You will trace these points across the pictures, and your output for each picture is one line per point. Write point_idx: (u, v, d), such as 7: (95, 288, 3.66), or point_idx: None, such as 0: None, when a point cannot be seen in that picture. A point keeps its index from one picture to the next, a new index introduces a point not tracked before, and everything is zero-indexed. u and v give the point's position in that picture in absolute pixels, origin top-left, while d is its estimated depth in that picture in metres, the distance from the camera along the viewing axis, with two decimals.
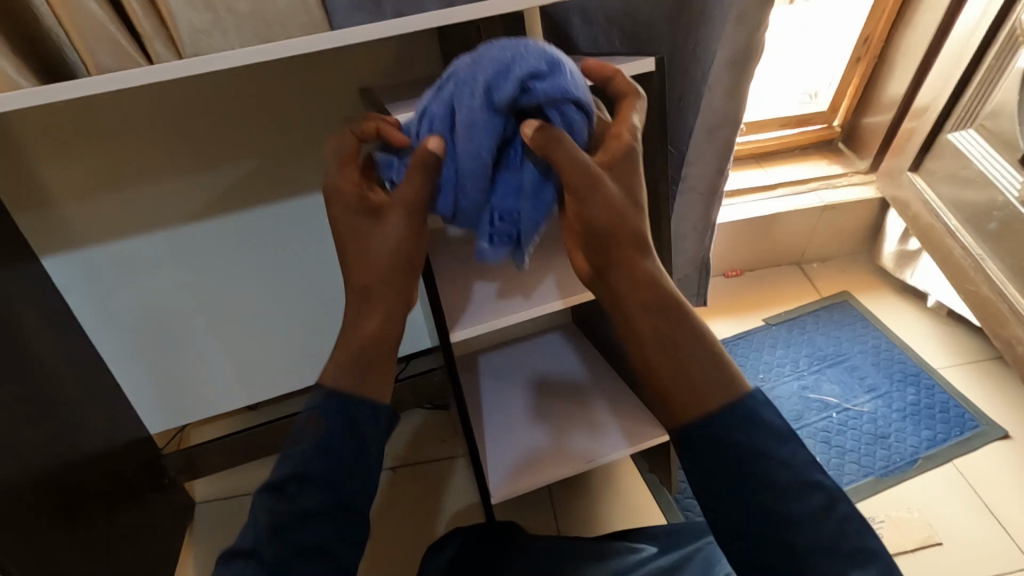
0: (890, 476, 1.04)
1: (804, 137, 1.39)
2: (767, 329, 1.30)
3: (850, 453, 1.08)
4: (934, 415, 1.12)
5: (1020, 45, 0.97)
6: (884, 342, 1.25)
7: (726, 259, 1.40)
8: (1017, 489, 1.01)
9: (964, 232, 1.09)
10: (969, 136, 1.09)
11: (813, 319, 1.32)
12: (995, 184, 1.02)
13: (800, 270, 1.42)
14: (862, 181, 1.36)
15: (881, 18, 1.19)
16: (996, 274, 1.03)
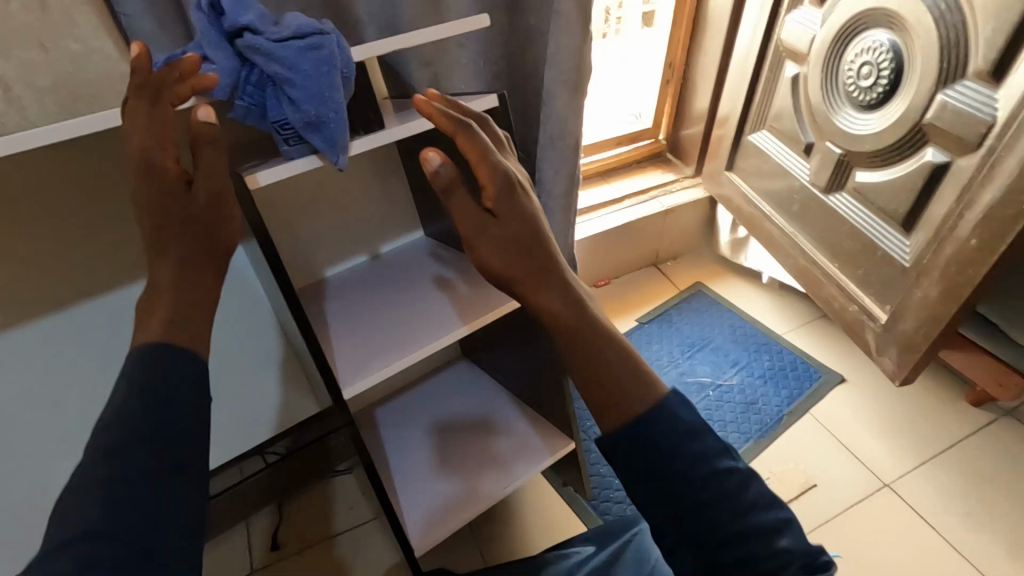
0: (765, 436, 1.18)
1: (637, 152, 1.56)
2: (640, 329, 1.42)
3: (730, 423, 1.20)
4: (788, 375, 1.29)
5: (784, 59, 1.18)
6: (737, 321, 1.42)
7: (594, 272, 1.50)
8: (858, 422, 1.20)
9: (777, 215, 1.29)
10: (765, 136, 1.28)
11: (677, 311, 1.46)
12: (792, 173, 1.21)
13: (658, 270, 1.57)
14: (692, 184, 1.54)
15: (678, 45, 1.38)
16: (808, 246, 1.23)
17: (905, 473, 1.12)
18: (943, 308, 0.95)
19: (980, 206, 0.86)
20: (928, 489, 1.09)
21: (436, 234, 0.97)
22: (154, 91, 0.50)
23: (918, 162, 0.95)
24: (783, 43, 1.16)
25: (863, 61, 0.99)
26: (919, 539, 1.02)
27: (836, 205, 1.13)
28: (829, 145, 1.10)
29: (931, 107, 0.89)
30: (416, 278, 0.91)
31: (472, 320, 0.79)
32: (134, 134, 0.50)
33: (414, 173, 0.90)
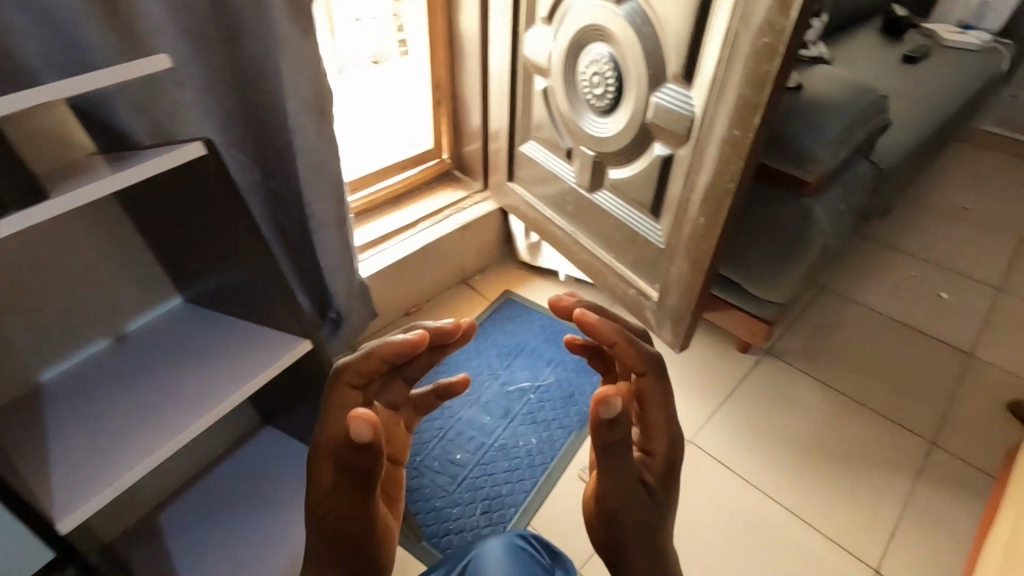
0: (585, 426, 1.20)
1: (425, 173, 1.53)
2: (456, 347, 1.37)
3: (554, 421, 1.21)
4: None
5: (532, 75, 1.22)
6: (545, 319, 1.44)
7: (395, 304, 1.41)
8: (685, 395, 1.27)
9: (557, 218, 1.32)
10: (532, 145, 1.32)
11: (490, 323, 1.44)
12: (561, 177, 1.25)
13: (467, 286, 1.55)
14: (483, 198, 1.55)
15: (440, 67, 1.41)
16: (588, 242, 1.24)
17: (760, 464, 1.16)
18: (694, 280, 0.99)
19: (702, 199, 0.91)
20: (773, 464, 1.16)
21: (192, 301, 0.86)
22: (343, 378, 0.50)
23: (651, 154, 0.99)
24: (529, 61, 1.19)
25: (592, 72, 1.03)
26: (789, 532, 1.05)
27: (601, 202, 1.16)
28: (582, 149, 1.15)
29: (649, 108, 0.95)
30: (137, 356, 0.78)
31: (278, 356, 0.75)
32: (337, 418, 0.49)
33: (153, 234, 0.79)
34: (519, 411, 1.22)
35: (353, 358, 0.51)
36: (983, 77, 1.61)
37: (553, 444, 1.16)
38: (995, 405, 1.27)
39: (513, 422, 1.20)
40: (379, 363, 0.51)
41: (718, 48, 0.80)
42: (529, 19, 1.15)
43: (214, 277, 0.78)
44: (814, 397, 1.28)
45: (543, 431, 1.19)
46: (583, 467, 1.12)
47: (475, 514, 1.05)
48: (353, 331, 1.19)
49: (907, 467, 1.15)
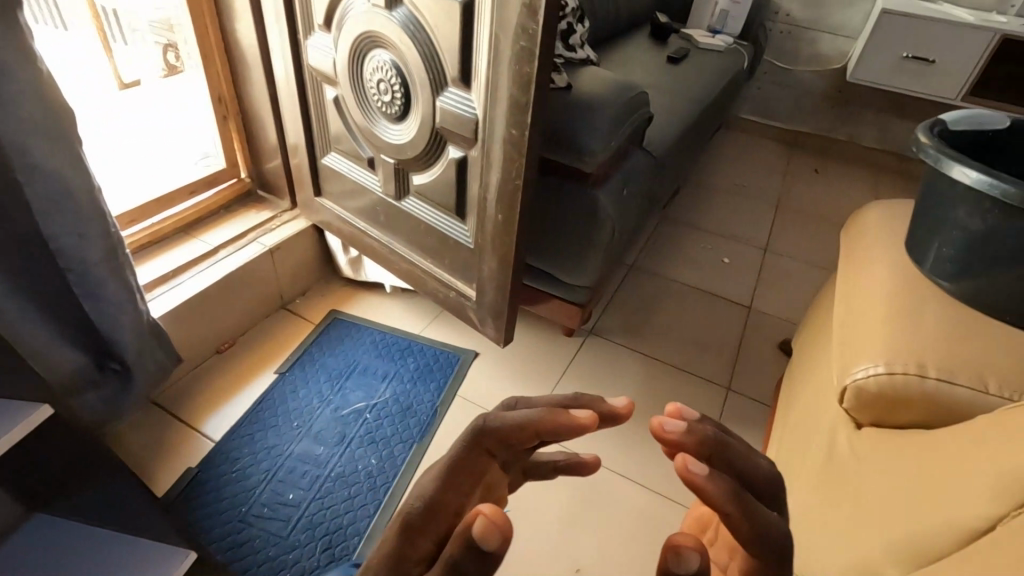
0: (426, 435, 1.18)
1: (220, 196, 1.40)
2: (281, 379, 1.27)
3: (393, 437, 1.17)
4: (432, 369, 1.33)
5: (321, 84, 1.16)
6: (376, 334, 1.40)
7: (202, 343, 1.27)
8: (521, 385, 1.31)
9: (372, 229, 1.29)
10: (334, 157, 1.27)
11: (317, 346, 1.36)
12: (368, 187, 1.22)
13: (288, 312, 1.44)
14: (292, 216, 1.45)
15: (220, 80, 1.29)
16: (404, 250, 1.23)
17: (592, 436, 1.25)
18: (503, 275, 1.03)
19: (496, 197, 0.94)
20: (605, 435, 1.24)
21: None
22: (487, 444, 0.39)
23: (446, 158, 1.01)
24: (315, 70, 1.14)
25: (378, 79, 1.02)
26: (622, 493, 1.13)
27: (409, 209, 1.15)
28: (383, 157, 1.13)
29: (436, 112, 0.96)
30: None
31: (5, 431, 0.63)
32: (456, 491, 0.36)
33: None
34: (356, 433, 1.17)
35: (506, 421, 0.39)
36: (729, 74, 1.91)
37: (395, 460, 1.13)
38: (771, 347, 1.50)
39: (350, 446, 1.14)
40: (534, 437, 0.40)
41: (487, 52, 0.83)
42: (307, 25, 1.10)
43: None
44: (633, 366, 1.40)
45: (384, 450, 1.14)
46: None
47: (316, 554, 0.98)
48: (145, 382, 1.04)
49: (711, 414, 1.32)
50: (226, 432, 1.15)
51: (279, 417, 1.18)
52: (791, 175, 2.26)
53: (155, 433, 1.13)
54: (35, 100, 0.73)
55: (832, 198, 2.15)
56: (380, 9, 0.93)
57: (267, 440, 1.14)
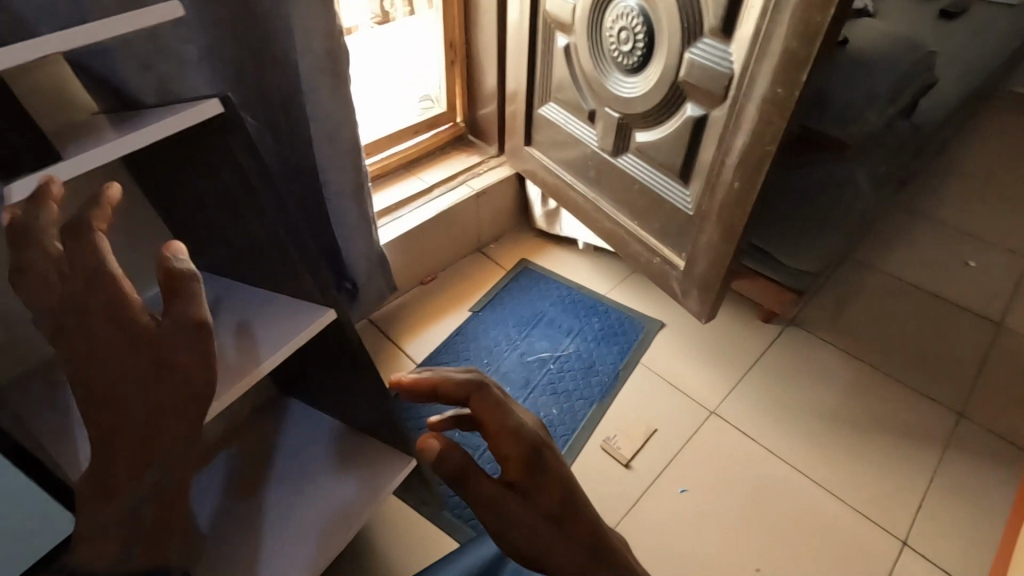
0: (607, 395, 1.18)
1: (438, 138, 1.48)
2: (475, 317, 1.35)
3: (574, 392, 1.19)
4: (616, 331, 1.32)
5: (555, 31, 1.15)
6: (563, 288, 1.42)
7: (411, 273, 1.38)
8: (707, 364, 1.25)
9: (578, 183, 1.28)
10: (553, 107, 1.26)
11: (507, 292, 1.41)
12: (583, 141, 1.20)
13: (482, 255, 1.51)
14: (498, 163, 1.50)
15: (455, 26, 1.34)
16: (609, 209, 1.20)
17: (784, 432, 1.15)
18: (725, 247, 0.96)
19: (737, 164, 0.87)
20: (801, 436, 1.14)
21: (205, 269, 0.83)
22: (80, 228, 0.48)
23: (682, 116, 0.95)
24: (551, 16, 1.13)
25: (619, 28, 0.98)
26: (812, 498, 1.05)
27: (625, 167, 1.11)
28: (606, 110, 1.09)
29: (683, 66, 0.89)
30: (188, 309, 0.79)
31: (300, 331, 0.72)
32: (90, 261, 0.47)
33: (165, 198, 0.76)
34: (539, 381, 1.21)
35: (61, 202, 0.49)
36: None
37: (576, 413, 1.15)
38: None
39: (533, 392, 1.19)
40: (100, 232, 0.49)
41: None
42: None
43: (230, 245, 0.75)
44: (840, 367, 1.25)
45: (565, 402, 1.17)
46: (605, 437, 1.11)
47: None
48: (369, 301, 1.17)
49: (933, 437, 1.14)
50: (425, 356, 1.26)
51: (471, 353, 1.26)
52: None
53: (369, 346, 1.28)
54: (331, 39, 0.81)
55: None
56: None
57: None
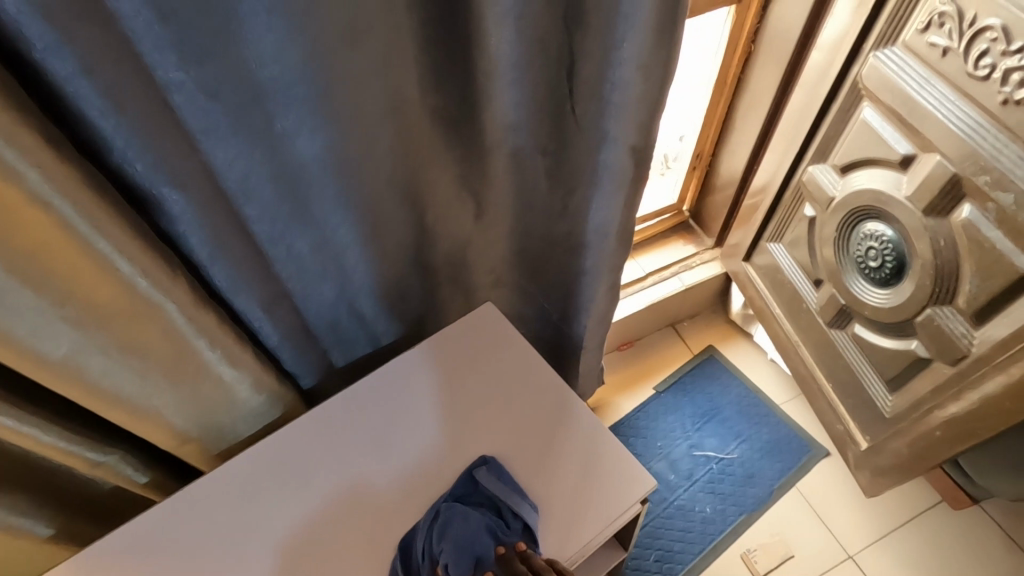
0: (758, 508, 1.38)
1: (662, 225, 1.64)
2: (657, 397, 1.57)
3: (729, 497, 1.40)
4: (782, 448, 1.46)
5: (804, 199, 1.22)
6: (742, 388, 1.56)
7: (612, 342, 1.62)
8: (859, 505, 1.37)
9: (785, 318, 1.38)
10: (780, 247, 1.35)
11: (690, 377, 1.60)
12: (802, 294, 1.30)
13: (675, 331, 1.68)
14: (711, 257, 1.63)
15: (707, 141, 1.45)
16: (809, 358, 1.32)
17: None
18: (911, 461, 1.07)
19: (947, 419, 0.96)
20: None
21: None
22: None
23: (906, 345, 1.03)
24: (804, 187, 1.20)
25: (870, 246, 1.05)
26: None
27: (836, 340, 1.22)
28: (834, 291, 1.18)
29: (921, 314, 0.97)
30: None
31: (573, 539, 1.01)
32: None
33: None
34: (700, 477, 1.44)
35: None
36: None
37: (726, 516, 1.37)
38: None
39: (693, 487, 1.42)
40: None
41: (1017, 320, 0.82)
42: (820, 152, 1.14)
43: None
44: (1006, 559, 1.28)
45: (719, 504, 1.39)
46: (747, 548, 1.34)
47: (649, 559, 1.34)
48: None
49: None
50: (610, 424, 1.54)
51: (647, 432, 1.51)
52: None
53: None
54: None
55: None
56: (915, 207, 0.93)
57: (636, 447, 1.49)
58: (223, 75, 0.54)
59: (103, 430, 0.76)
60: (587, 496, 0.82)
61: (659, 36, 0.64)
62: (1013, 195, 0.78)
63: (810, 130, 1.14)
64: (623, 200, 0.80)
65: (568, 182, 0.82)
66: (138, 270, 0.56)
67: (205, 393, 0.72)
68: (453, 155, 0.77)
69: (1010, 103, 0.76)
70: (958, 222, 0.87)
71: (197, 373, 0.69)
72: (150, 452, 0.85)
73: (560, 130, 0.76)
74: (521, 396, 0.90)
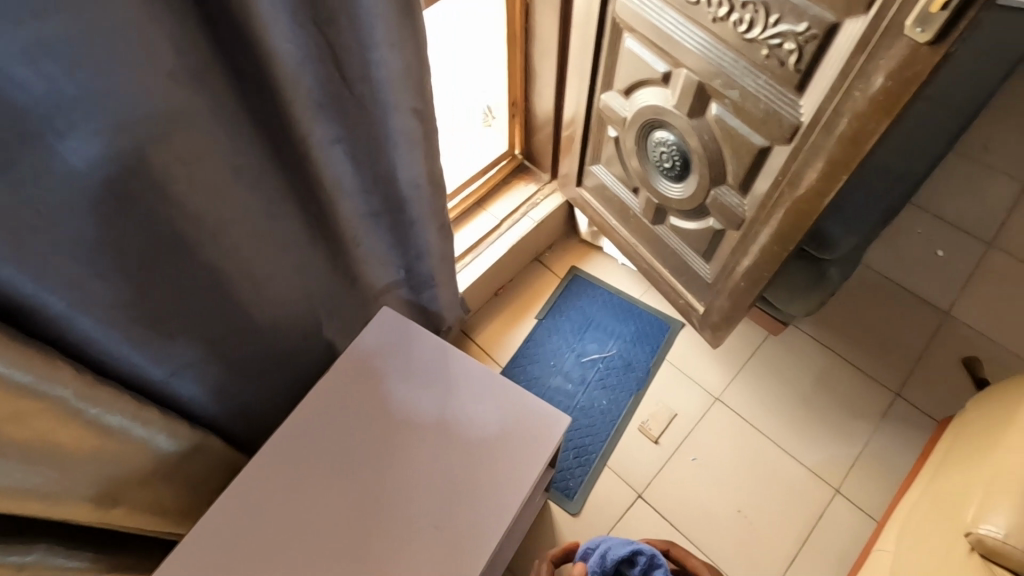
0: (642, 387, 1.64)
1: (501, 173, 1.77)
2: (540, 324, 1.76)
3: (618, 386, 1.65)
4: (649, 333, 1.73)
5: (606, 122, 1.41)
6: (606, 294, 1.80)
7: (489, 290, 1.77)
8: (714, 356, 1.68)
9: (621, 226, 1.61)
10: (601, 167, 1.55)
11: (562, 299, 1.80)
12: (627, 202, 1.51)
13: (540, 263, 1.87)
14: (551, 190, 1.80)
15: (516, 88, 1.58)
16: (647, 253, 1.56)
17: (769, 409, 1.61)
18: (732, 310, 1.34)
19: (745, 272, 1.23)
20: (780, 414, 1.60)
21: None
22: None
23: (705, 224, 1.28)
24: (603, 112, 1.38)
25: (661, 151, 1.26)
26: (781, 461, 1.54)
27: (660, 233, 1.45)
28: (648, 195, 1.40)
29: (708, 196, 1.21)
30: None
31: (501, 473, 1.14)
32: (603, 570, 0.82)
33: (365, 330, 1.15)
34: (591, 378, 1.66)
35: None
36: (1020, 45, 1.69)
37: (619, 402, 1.62)
38: (953, 359, 1.68)
39: (588, 388, 1.65)
40: None
41: (766, 182, 1.06)
42: (606, 81, 1.32)
43: None
44: (817, 357, 1.67)
45: (612, 394, 1.63)
46: (641, 421, 1.59)
47: (569, 458, 1.54)
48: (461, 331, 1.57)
49: (874, 410, 1.59)
50: (508, 361, 1.70)
51: (540, 356, 1.70)
52: None
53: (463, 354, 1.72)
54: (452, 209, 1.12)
55: None
56: (681, 113, 1.14)
57: (534, 372, 1.68)
58: (43, 189, 0.57)
59: (22, 529, 0.75)
60: (514, 457, 0.92)
61: (403, 18, 0.73)
62: (736, 91, 0.99)
63: (593, 63, 1.31)
64: (420, 151, 0.92)
65: (380, 162, 0.91)
66: (12, 367, 0.56)
67: (121, 457, 0.74)
68: (278, 170, 0.82)
69: (717, 20, 0.96)
70: (711, 118, 1.09)
71: (105, 442, 0.71)
72: (80, 535, 0.85)
73: (362, 120, 0.83)
74: (460, 371, 0.99)
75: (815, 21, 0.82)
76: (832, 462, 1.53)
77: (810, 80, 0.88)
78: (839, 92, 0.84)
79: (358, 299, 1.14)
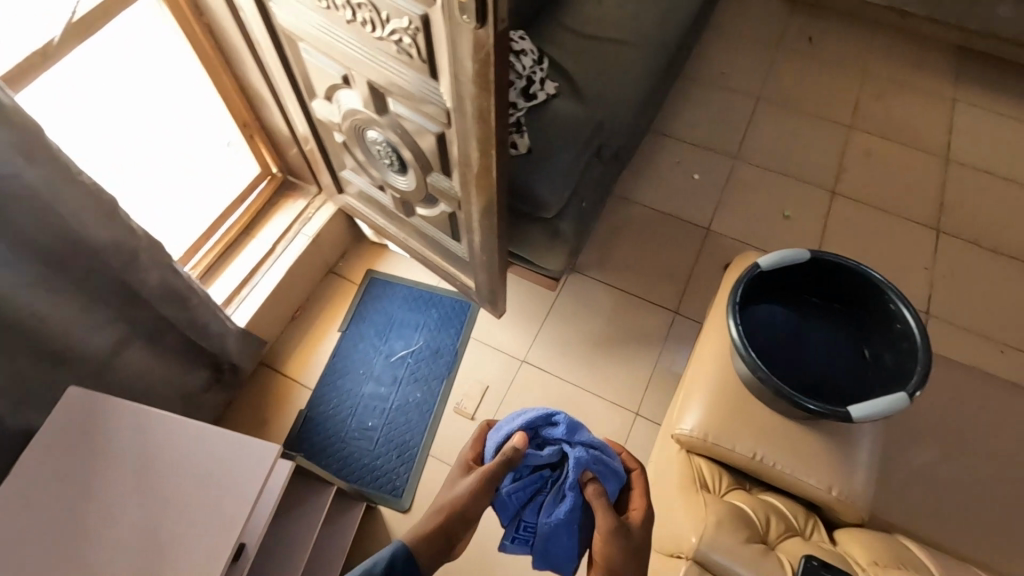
0: (452, 370, 1.69)
1: (263, 196, 1.70)
2: (343, 336, 1.74)
3: (429, 375, 1.69)
4: (452, 317, 1.77)
5: (329, 129, 1.39)
6: (405, 289, 1.82)
7: (282, 316, 1.72)
8: (514, 322, 1.77)
9: (388, 224, 1.62)
10: (349, 173, 1.54)
11: (362, 305, 1.79)
12: (381, 200, 1.53)
13: (334, 275, 1.84)
14: (322, 202, 1.75)
15: (240, 109, 1.51)
16: (416, 244, 1.59)
17: (569, 358, 1.72)
18: (490, 282, 1.41)
19: (482, 247, 1.29)
20: (578, 360, 1.72)
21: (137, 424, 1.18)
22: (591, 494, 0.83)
23: (438, 210, 1.33)
24: (321, 121, 1.37)
25: (377, 149, 1.28)
26: (586, 403, 1.66)
27: (416, 224, 1.48)
28: (388, 190, 1.42)
29: (426, 184, 1.25)
30: None
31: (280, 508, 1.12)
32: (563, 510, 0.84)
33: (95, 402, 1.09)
34: (403, 375, 1.69)
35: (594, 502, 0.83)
36: None
37: (432, 391, 1.66)
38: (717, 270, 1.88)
39: (401, 386, 1.67)
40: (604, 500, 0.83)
41: (455, 165, 1.11)
42: (308, 90, 1.30)
43: None
44: (604, 299, 1.81)
45: (424, 386, 1.67)
46: (456, 403, 1.64)
47: (392, 459, 1.57)
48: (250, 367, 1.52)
49: (658, 334, 1.76)
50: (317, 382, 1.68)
51: (348, 367, 1.70)
52: (781, 55, 2.33)
53: (269, 386, 1.68)
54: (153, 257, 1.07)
55: (812, 91, 2.24)
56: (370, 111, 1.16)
57: (346, 385, 1.67)
58: None
59: None
60: (229, 509, 0.84)
61: None
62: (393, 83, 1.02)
63: (289, 75, 1.28)
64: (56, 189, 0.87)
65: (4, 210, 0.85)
66: None
67: None
68: None
69: (349, 21, 0.97)
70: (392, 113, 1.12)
71: None
72: None
73: None
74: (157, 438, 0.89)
75: (409, 15, 0.85)
76: (628, 391, 1.67)
77: (436, 67, 0.92)
78: (453, 79, 0.89)
79: (76, 376, 1.07)
